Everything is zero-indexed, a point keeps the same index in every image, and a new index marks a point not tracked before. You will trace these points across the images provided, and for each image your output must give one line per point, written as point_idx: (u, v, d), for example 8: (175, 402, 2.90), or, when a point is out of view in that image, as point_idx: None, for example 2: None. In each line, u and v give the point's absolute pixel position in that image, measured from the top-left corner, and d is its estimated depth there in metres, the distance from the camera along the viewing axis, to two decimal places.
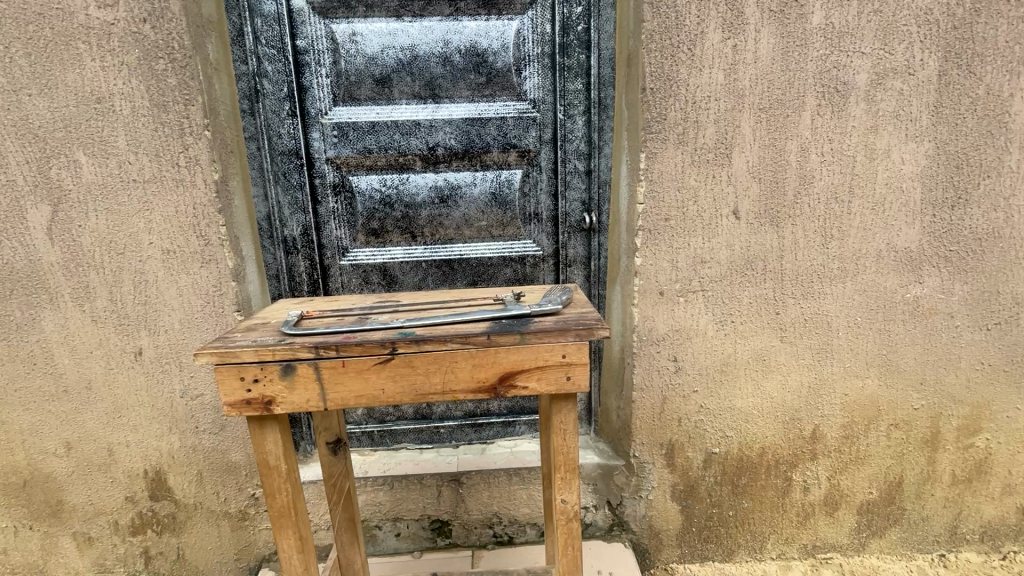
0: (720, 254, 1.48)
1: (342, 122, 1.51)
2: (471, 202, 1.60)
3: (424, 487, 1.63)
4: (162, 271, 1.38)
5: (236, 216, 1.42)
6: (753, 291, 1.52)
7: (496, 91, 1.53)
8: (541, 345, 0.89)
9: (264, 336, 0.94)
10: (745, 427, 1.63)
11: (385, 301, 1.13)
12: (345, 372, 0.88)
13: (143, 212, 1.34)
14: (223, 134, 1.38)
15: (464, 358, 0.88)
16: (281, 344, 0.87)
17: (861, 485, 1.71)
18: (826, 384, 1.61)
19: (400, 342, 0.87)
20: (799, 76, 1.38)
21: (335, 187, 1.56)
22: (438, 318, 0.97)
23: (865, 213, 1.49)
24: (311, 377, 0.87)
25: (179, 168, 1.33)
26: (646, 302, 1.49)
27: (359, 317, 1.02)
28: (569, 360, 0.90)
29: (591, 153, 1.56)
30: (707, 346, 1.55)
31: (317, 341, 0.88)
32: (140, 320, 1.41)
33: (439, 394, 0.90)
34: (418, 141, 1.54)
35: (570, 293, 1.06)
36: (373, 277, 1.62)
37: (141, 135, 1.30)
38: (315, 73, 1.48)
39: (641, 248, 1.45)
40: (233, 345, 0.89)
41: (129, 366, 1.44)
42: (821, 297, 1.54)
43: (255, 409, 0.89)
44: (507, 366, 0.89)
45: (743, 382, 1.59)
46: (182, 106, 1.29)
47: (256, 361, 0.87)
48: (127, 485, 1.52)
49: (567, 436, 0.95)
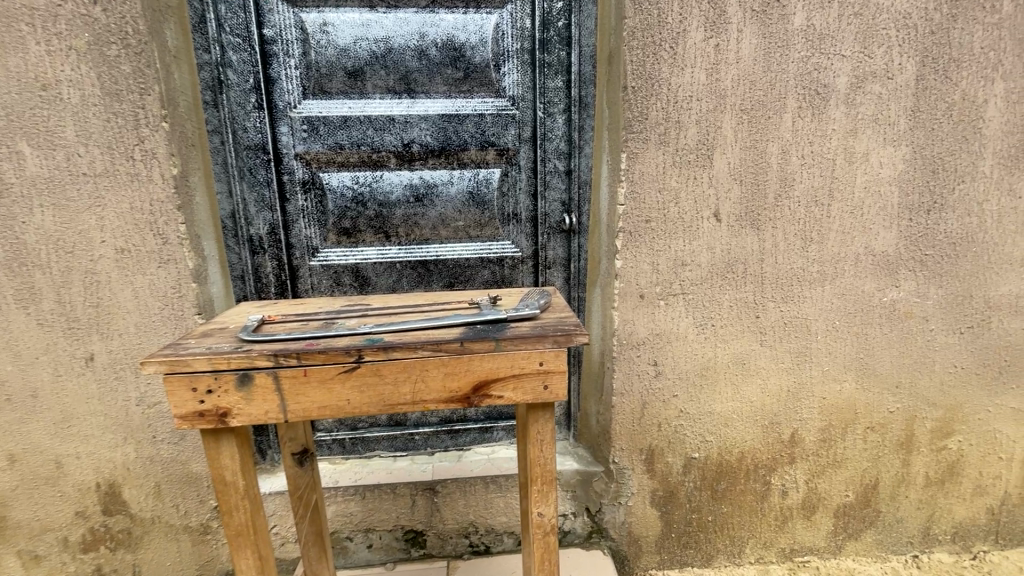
0: (702, 256, 1.46)
1: (312, 117, 1.44)
2: (448, 201, 1.55)
3: (398, 497, 1.57)
4: (115, 271, 1.30)
5: (196, 213, 1.34)
6: (734, 294, 1.50)
7: (474, 87, 1.48)
8: (518, 353, 0.84)
9: (220, 342, 0.88)
10: (725, 431, 1.61)
11: (353, 304, 1.07)
12: (307, 382, 0.82)
13: (94, 208, 1.25)
14: (183, 126, 1.30)
15: (436, 366, 0.83)
16: (237, 352, 0.81)
17: (838, 488, 1.71)
18: (805, 388, 1.60)
19: (366, 350, 0.81)
20: (781, 77, 1.37)
21: (304, 184, 1.49)
22: (409, 323, 0.92)
23: (844, 217, 1.49)
24: (271, 388, 0.81)
25: (134, 161, 1.24)
26: (627, 305, 1.46)
27: (324, 322, 0.96)
28: (546, 369, 0.85)
29: (572, 152, 1.52)
30: (687, 350, 1.53)
31: (277, 349, 0.82)
32: (92, 323, 1.32)
33: (409, 404, 0.84)
34: (393, 137, 1.48)
35: (549, 297, 1.02)
36: (344, 278, 1.56)
37: (91, 126, 1.21)
38: (283, 64, 1.40)
39: (621, 250, 1.42)
40: (185, 353, 0.82)
41: (80, 372, 1.35)
42: (800, 301, 1.53)
43: (209, 422, 0.82)
44: (481, 374, 0.84)
45: (723, 386, 1.57)
46: (137, 96, 1.21)
47: (209, 371, 0.80)
48: (78, 499, 1.42)
49: (544, 446, 0.91)
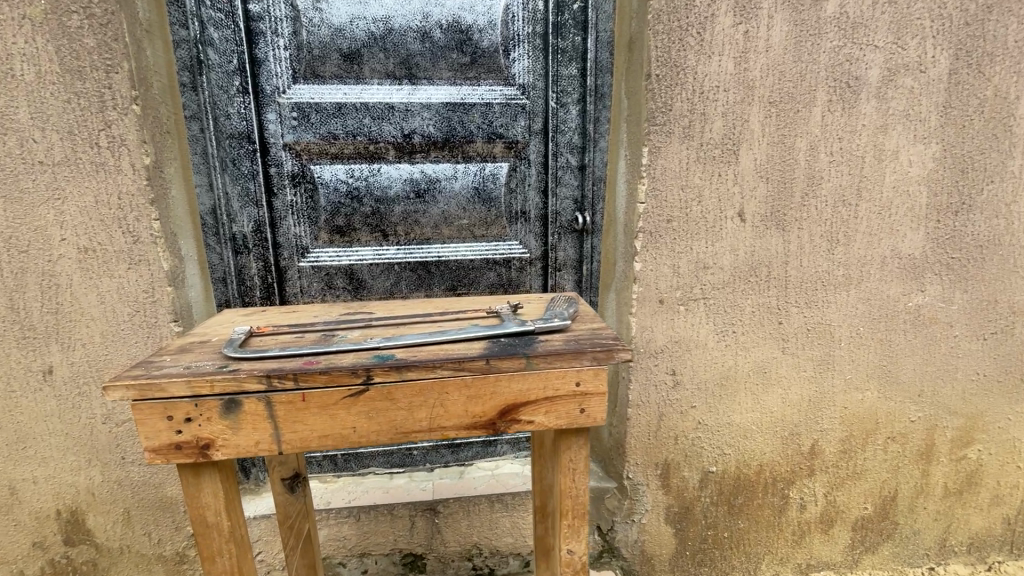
0: (724, 259, 1.37)
1: (302, 103, 1.30)
2: (451, 197, 1.43)
3: (396, 518, 1.44)
4: (78, 274, 1.14)
5: (172, 208, 1.19)
6: (757, 299, 1.41)
7: (481, 74, 1.36)
8: (552, 372, 0.73)
9: (200, 360, 0.74)
10: (743, 444, 1.52)
11: (353, 313, 0.95)
12: (306, 408, 0.69)
13: (53, 202, 1.10)
14: (157, 110, 1.15)
15: (457, 387, 0.72)
16: (222, 374, 0.68)
17: (857, 500, 1.64)
18: (827, 397, 1.53)
19: (376, 370, 0.69)
20: (811, 68, 1.28)
21: (293, 177, 1.35)
22: (422, 335, 0.80)
23: (871, 218, 1.41)
24: (263, 415, 0.69)
25: (99, 148, 1.09)
26: (645, 311, 1.36)
27: (323, 335, 0.83)
28: (583, 390, 0.74)
29: (586, 146, 1.42)
30: (707, 358, 1.43)
31: (270, 369, 0.69)
32: (51, 332, 1.17)
33: (425, 432, 0.73)
34: (392, 127, 1.35)
35: (577, 306, 0.91)
36: (337, 281, 1.42)
37: (49, 107, 1.05)
38: (271, 44, 1.27)
39: (641, 252, 1.31)
40: (158, 374, 0.69)
41: (37, 387, 1.19)
42: (824, 306, 1.45)
43: (187, 456, 0.69)
44: (509, 397, 0.73)
45: (743, 396, 1.48)
46: (102, 74, 1.06)
47: (188, 396, 0.67)
48: (35, 528, 1.27)
49: (576, 476, 0.80)
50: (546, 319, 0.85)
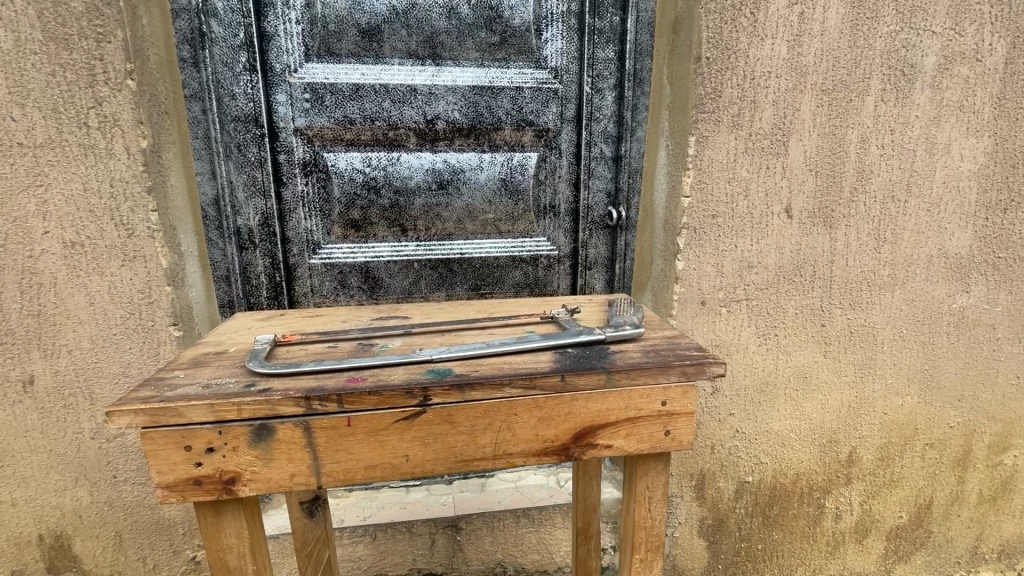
0: (769, 257, 1.28)
1: (316, 83, 1.18)
2: (476, 189, 1.32)
3: (415, 536, 1.34)
4: (63, 271, 1.01)
5: (171, 199, 1.06)
6: (801, 300, 1.33)
7: (511, 55, 1.26)
8: (635, 389, 0.63)
9: (220, 376, 0.63)
10: (781, 452, 1.44)
11: (386, 319, 0.84)
12: (351, 434, 0.59)
13: (35, 189, 0.96)
14: (154, 87, 1.01)
15: (527, 408, 0.61)
16: (251, 395, 0.56)
17: (892, 509, 1.56)
18: (867, 403, 1.45)
19: (435, 389, 0.58)
20: (866, 54, 1.20)
21: (305, 166, 1.23)
22: (478, 346, 0.69)
23: (920, 214, 1.33)
24: (300, 444, 0.58)
25: (88, 129, 0.95)
26: (686, 312, 1.27)
27: (359, 345, 0.72)
28: (670, 410, 0.65)
29: (621, 136, 1.34)
30: (748, 363, 1.35)
31: (309, 388, 0.58)
32: (33, 337, 1.04)
33: (489, 460, 0.62)
34: (414, 111, 1.24)
35: (641, 311, 0.82)
36: (351, 279, 1.31)
37: (29, 81, 0.92)
38: (282, 17, 1.14)
39: (684, 250, 1.22)
40: (172, 395, 0.57)
41: (16, 400, 1.06)
42: (869, 308, 1.37)
43: (208, 493, 0.58)
44: (586, 419, 0.63)
45: (782, 403, 1.40)
46: (92, 43, 0.92)
47: (210, 422, 0.56)
48: (13, 556, 1.13)
49: (653, 505, 0.70)
50: (613, 325, 0.75)
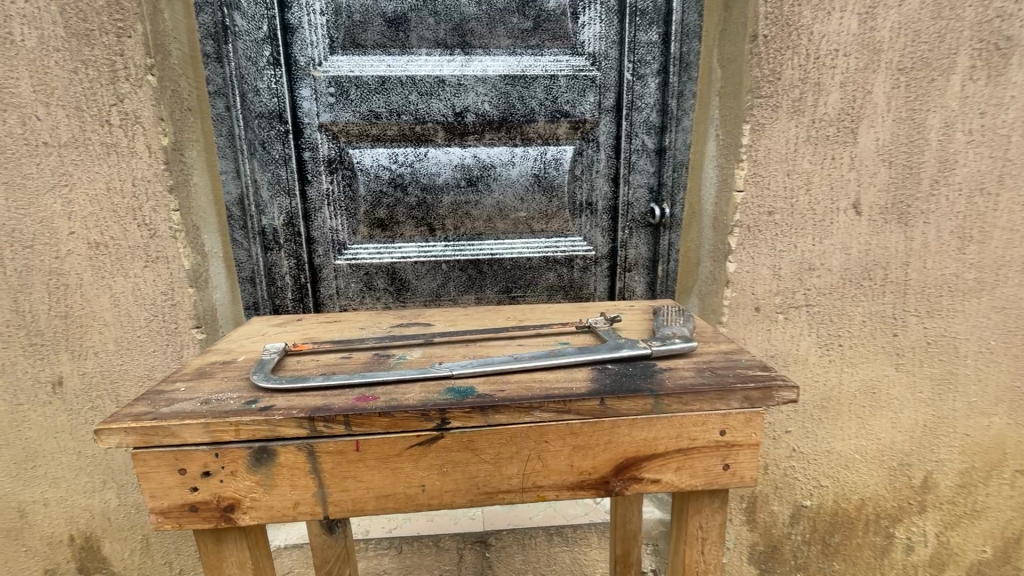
0: (834, 259, 1.14)
1: (341, 76, 1.13)
2: (508, 186, 1.24)
3: (441, 551, 1.27)
4: (89, 272, 1.00)
5: (194, 198, 1.03)
6: (870, 307, 1.18)
7: (545, 41, 1.17)
8: (688, 416, 0.54)
9: (223, 389, 0.57)
10: (844, 475, 1.30)
11: (407, 326, 0.77)
12: (361, 460, 0.52)
13: (60, 189, 0.95)
14: (176, 83, 0.98)
15: (560, 435, 0.53)
16: (251, 414, 0.51)
17: (974, 543, 1.36)
18: (946, 424, 1.28)
19: (455, 412, 0.51)
20: (952, 26, 1.05)
21: (330, 163, 1.18)
22: (507, 360, 0.61)
23: (1015, 209, 1.15)
24: (304, 470, 0.51)
25: (110, 126, 0.93)
26: (738, 320, 1.15)
27: (375, 356, 0.66)
28: (729, 440, 0.55)
29: (665, 126, 1.23)
30: (807, 376, 1.22)
31: (314, 407, 0.52)
32: (61, 339, 1.03)
33: (516, 493, 0.54)
34: (442, 104, 1.17)
35: (691, 320, 0.72)
36: (378, 281, 1.25)
37: (53, 78, 0.90)
38: (305, 7, 1.09)
39: (736, 250, 1.10)
40: (168, 411, 0.52)
41: (47, 401, 1.06)
42: (950, 316, 1.20)
43: (205, 520, 0.52)
44: (629, 449, 0.54)
45: (846, 420, 1.26)
46: (112, 38, 0.90)
47: (206, 443, 0.50)
48: (46, 555, 1.14)
49: (707, 548, 0.61)
50: (660, 337, 0.66)
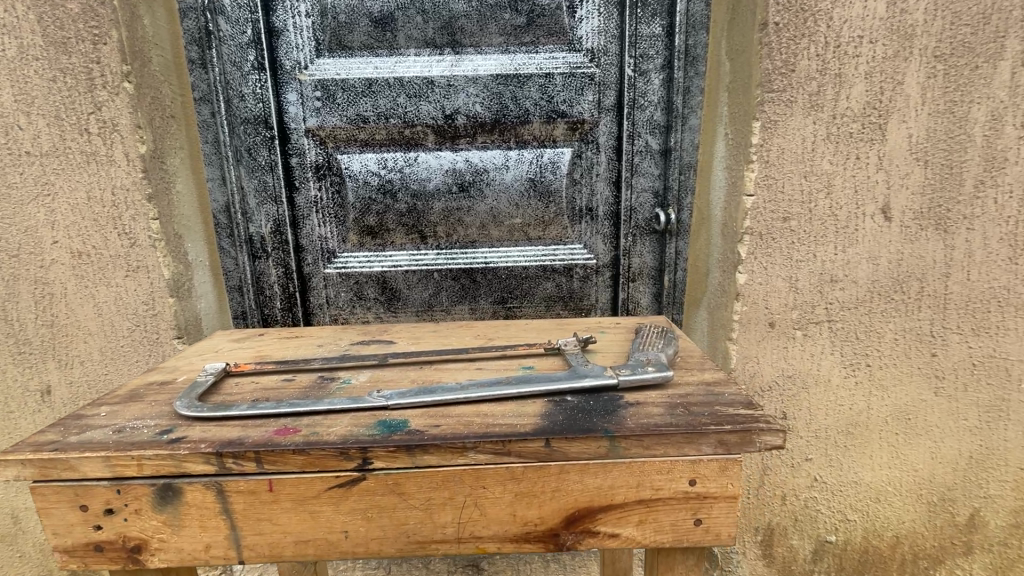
0: (860, 270, 1.02)
1: (326, 80, 1.10)
2: (502, 191, 1.18)
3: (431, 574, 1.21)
4: (73, 282, 0.99)
5: (176, 207, 1.02)
6: (903, 324, 1.05)
7: (540, 38, 1.11)
8: (651, 462, 0.46)
9: (146, 414, 0.53)
10: (874, 509, 1.16)
11: (367, 344, 0.72)
12: (275, 501, 0.46)
13: (42, 198, 0.95)
14: (156, 90, 0.97)
15: (500, 480, 0.46)
16: (156, 447, 0.46)
17: None
18: (996, 456, 1.12)
19: (377, 451, 0.45)
20: (999, 6, 0.92)
21: (318, 169, 1.15)
22: (455, 387, 0.55)
23: None
24: (214, 510, 0.46)
25: (89, 135, 0.92)
26: (750, 336, 1.05)
27: (319, 379, 0.61)
28: (700, 491, 0.47)
29: (671, 125, 1.14)
30: (830, 400, 1.10)
31: (226, 440, 0.47)
32: (48, 348, 1.02)
33: (451, 544, 0.47)
34: (432, 106, 1.12)
35: (672, 343, 0.63)
36: (368, 290, 1.21)
37: (33, 88, 0.90)
38: (290, 10, 1.07)
39: (746, 260, 1.00)
40: (74, 441, 0.48)
41: (37, 409, 1.05)
42: (1002, 334, 1.05)
43: (111, 561, 0.47)
44: (581, 498, 0.46)
45: (877, 449, 1.13)
46: (89, 45, 0.89)
47: (108, 478, 0.46)
48: (40, 561, 1.14)
49: None
50: (632, 363, 0.58)
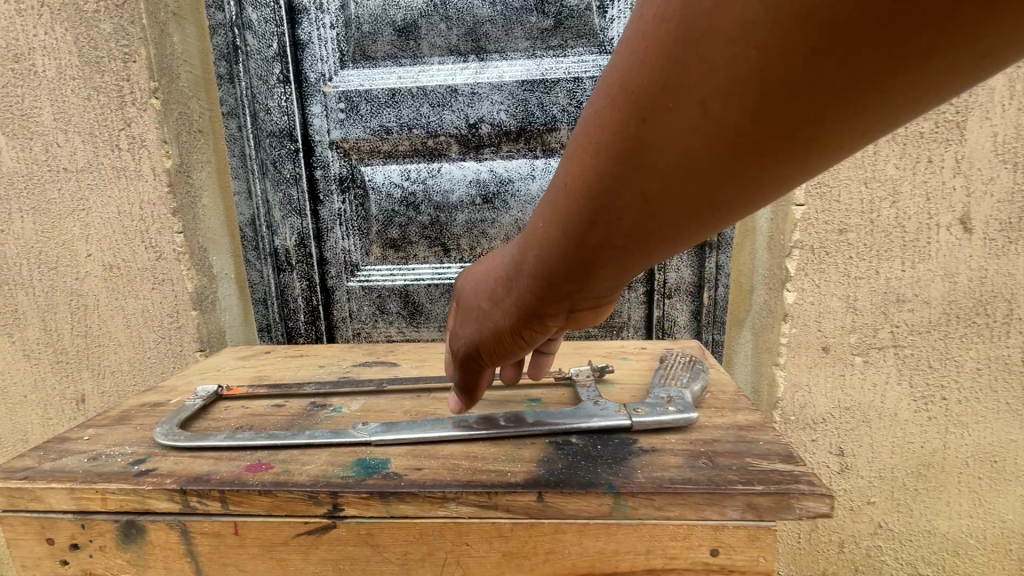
0: (933, 288, 0.89)
1: (350, 91, 1.09)
2: (528, 202, 1.12)
3: None
4: (104, 293, 1.00)
5: (202, 220, 1.02)
6: (988, 351, 0.90)
7: (568, 40, 1.05)
8: (663, 526, 0.39)
9: (127, 440, 0.51)
10: (954, 566, 1.00)
11: (368, 366, 0.68)
12: (241, 546, 0.42)
13: (78, 213, 0.97)
14: (185, 106, 0.98)
15: (485, 537, 0.40)
16: (122, 480, 0.43)
17: None
18: None
19: (348, 496, 0.40)
20: None
21: (341, 181, 1.14)
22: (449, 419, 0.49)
23: None
24: (178, 552, 0.43)
25: (120, 151, 0.94)
26: (801, 362, 0.93)
27: (309, 406, 0.57)
28: (724, 562, 0.39)
29: None
30: (897, 436, 0.95)
31: (194, 476, 0.43)
32: (82, 357, 1.04)
33: None
34: (455, 115, 1.08)
35: (701, 376, 0.55)
36: (390, 304, 1.18)
37: (70, 106, 0.92)
38: (316, 22, 1.07)
39: (796, 277, 0.90)
40: (47, 469, 0.46)
41: (72, 417, 1.07)
42: None
43: None
44: (579, 564, 0.40)
45: (957, 494, 0.97)
46: (120, 63, 0.90)
47: (73, 510, 0.43)
48: None
49: None
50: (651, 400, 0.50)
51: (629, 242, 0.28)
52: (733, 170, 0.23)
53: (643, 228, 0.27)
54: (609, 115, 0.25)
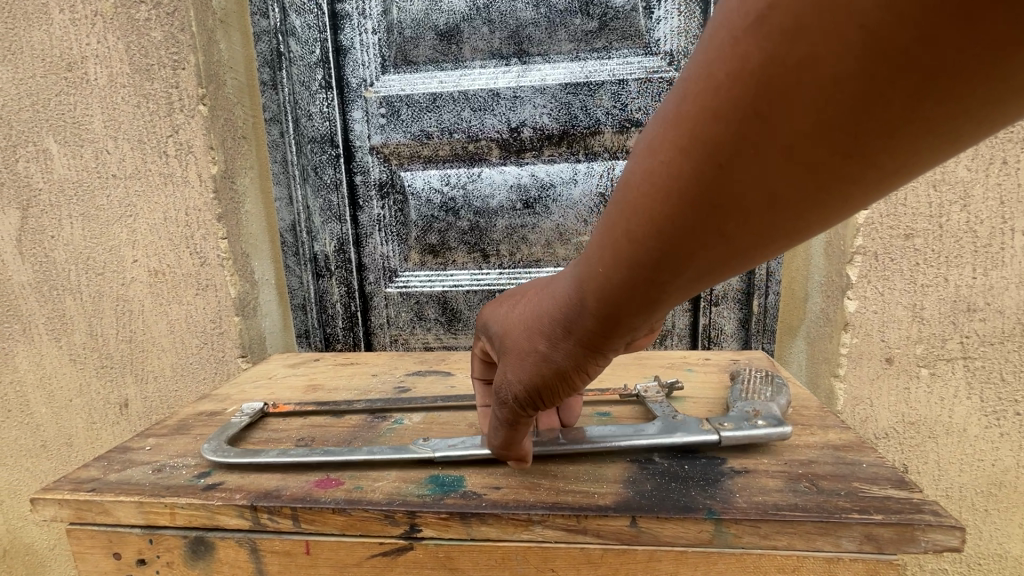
0: (1008, 296, 0.82)
1: (391, 96, 1.08)
2: (570, 207, 1.10)
3: None
4: (149, 299, 1.01)
5: (245, 226, 1.02)
6: None
7: (612, 42, 1.03)
8: (768, 556, 0.36)
9: (189, 451, 0.50)
10: None
11: (423, 376, 0.66)
12: (313, 565, 0.41)
13: (125, 219, 0.98)
14: (230, 112, 0.98)
15: (572, 564, 0.38)
16: (191, 494, 0.42)
17: None
18: None
19: (427, 517, 0.38)
20: None
21: (381, 187, 1.13)
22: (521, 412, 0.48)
23: None
24: (247, 570, 0.41)
25: (167, 157, 0.94)
26: (863, 374, 0.88)
27: (369, 418, 0.55)
28: None
29: None
30: (963, 451, 0.88)
31: (264, 491, 0.42)
32: (126, 362, 1.04)
33: None
34: (497, 119, 1.07)
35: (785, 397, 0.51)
36: (428, 310, 1.17)
37: (120, 114, 0.93)
38: (358, 28, 1.07)
39: (858, 284, 0.85)
40: (114, 481, 0.45)
41: (114, 421, 1.08)
42: None
43: None
44: None
45: None
46: (169, 71, 0.91)
47: (142, 524, 0.42)
48: None
49: None
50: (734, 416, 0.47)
51: (693, 274, 0.28)
52: (808, 201, 0.24)
53: (715, 261, 0.27)
54: (673, 176, 0.25)
